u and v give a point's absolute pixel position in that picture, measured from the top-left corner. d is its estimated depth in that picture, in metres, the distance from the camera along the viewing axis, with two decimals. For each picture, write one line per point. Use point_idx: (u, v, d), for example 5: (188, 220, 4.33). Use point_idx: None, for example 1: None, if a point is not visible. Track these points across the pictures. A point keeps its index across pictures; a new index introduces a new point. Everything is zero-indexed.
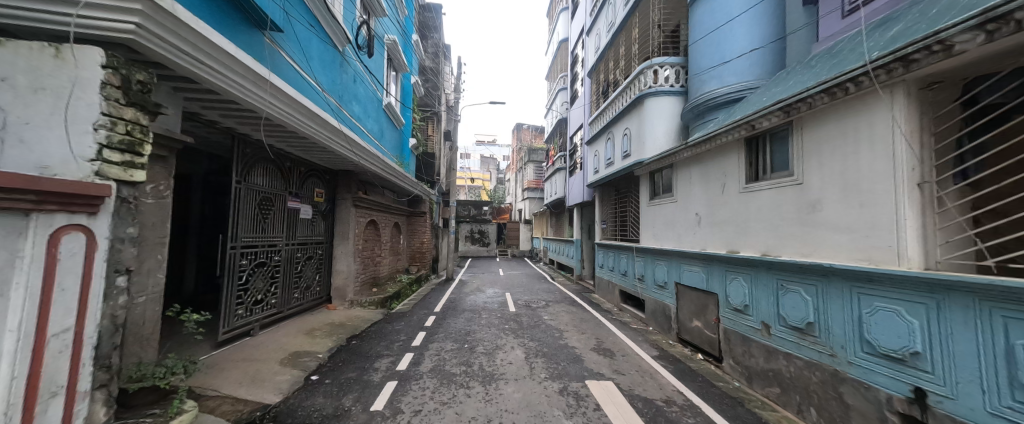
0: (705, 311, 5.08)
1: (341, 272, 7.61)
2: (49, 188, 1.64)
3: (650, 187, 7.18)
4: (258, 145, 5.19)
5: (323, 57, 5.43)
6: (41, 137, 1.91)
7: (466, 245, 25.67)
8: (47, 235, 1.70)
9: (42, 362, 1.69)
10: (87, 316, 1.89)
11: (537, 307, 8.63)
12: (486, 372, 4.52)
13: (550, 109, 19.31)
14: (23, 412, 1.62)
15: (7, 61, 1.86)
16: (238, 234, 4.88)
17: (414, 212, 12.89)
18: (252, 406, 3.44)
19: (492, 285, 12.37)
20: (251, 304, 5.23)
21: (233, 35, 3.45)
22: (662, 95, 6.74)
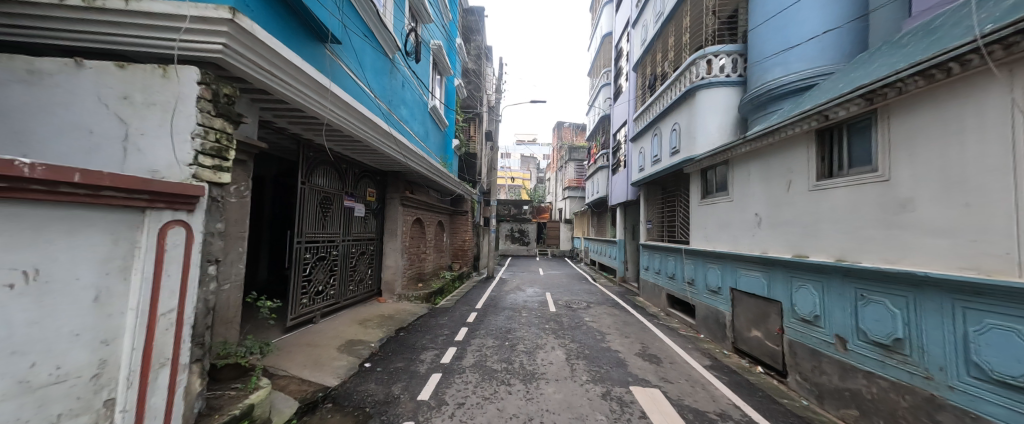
0: (766, 320, 4.67)
1: (390, 267, 8.06)
2: (158, 190, 1.92)
3: (702, 185, 6.77)
4: (320, 149, 5.66)
5: (375, 64, 5.77)
6: (152, 145, 2.28)
7: (506, 244, 25.96)
8: (157, 229, 1.99)
9: (154, 336, 1.99)
10: (186, 299, 2.18)
11: (578, 307, 8.49)
12: (527, 371, 4.54)
13: (593, 106, 18.84)
14: (140, 378, 1.92)
15: (129, 81, 2.28)
16: (303, 230, 5.37)
17: (457, 211, 13.28)
18: (315, 387, 3.77)
19: (532, 284, 12.38)
20: (314, 294, 5.73)
21: (300, 49, 3.79)
22: (716, 87, 6.29)
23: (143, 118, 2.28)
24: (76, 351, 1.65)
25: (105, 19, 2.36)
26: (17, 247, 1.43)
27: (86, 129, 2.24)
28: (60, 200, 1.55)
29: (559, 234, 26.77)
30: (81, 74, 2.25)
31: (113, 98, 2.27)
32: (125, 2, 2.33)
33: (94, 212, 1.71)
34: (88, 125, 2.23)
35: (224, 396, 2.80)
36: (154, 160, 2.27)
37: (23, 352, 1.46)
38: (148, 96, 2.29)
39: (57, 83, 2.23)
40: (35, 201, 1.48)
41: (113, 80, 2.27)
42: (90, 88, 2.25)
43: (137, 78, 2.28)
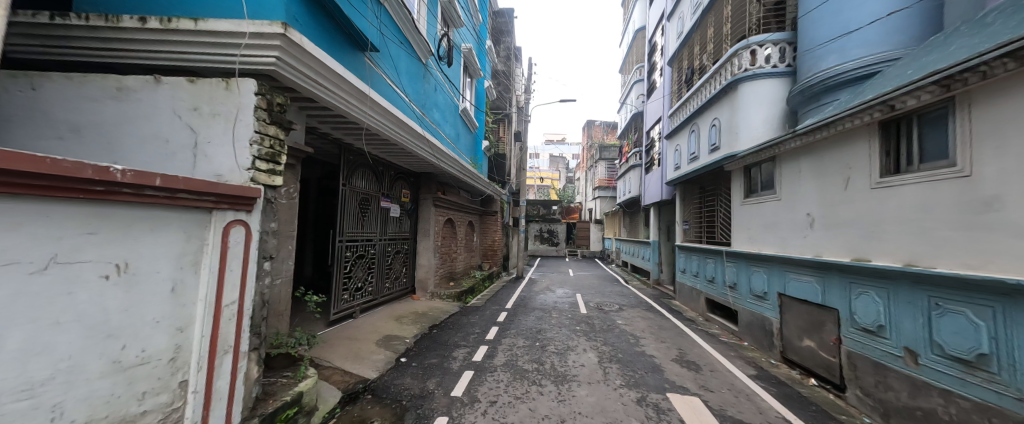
0: (821, 329, 4.32)
1: (423, 266, 8.32)
2: (223, 192, 2.11)
3: (745, 183, 6.38)
4: (359, 153, 5.94)
5: (410, 69, 5.97)
6: (217, 152, 2.52)
7: (535, 244, 25.90)
8: (221, 227, 2.18)
9: (220, 325, 2.19)
10: (246, 292, 2.39)
11: (609, 310, 8.29)
12: (559, 372, 4.51)
13: (625, 103, 18.35)
14: (209, 362, 2.13)
15: (197, 94, 2.52)
16: (344, 230, 5.67)
17: (487, 211, 13.42)
18: (356, 378, 3.97)
19: (562, 285, 12.25)
20: (354, 290, 6.03)
21: (342, 59, 4.01)
22: (761, 79, 5.91)
23: (209, 127, 2.53)
24: (157, 337, 1.85)
25: (176, 38, 2.63)
26: (111, 243, 1.63)
27: (163, 138, 2.52)
28: (145, 202, 1.74)
29: (590, 235, 26.31)
30: (158, 89, 2.51)
31: (185, 110, 2.53)
32: (193, 22, 2.57)
33: (172, 213, 1.91)
34: (165, 135, 2.51)
35: (278, 383, 3.02)
36: (219, 165, 2.51)
37: (115, 336, 1.66)
38: (214, 106, 2.54)
39: (139, 97, 2.52)
40: (124, 203, 1.67)
41: (184, 93, 2.52)
42: (166, 100, 2.52)
43: (205, 91, 2.53)
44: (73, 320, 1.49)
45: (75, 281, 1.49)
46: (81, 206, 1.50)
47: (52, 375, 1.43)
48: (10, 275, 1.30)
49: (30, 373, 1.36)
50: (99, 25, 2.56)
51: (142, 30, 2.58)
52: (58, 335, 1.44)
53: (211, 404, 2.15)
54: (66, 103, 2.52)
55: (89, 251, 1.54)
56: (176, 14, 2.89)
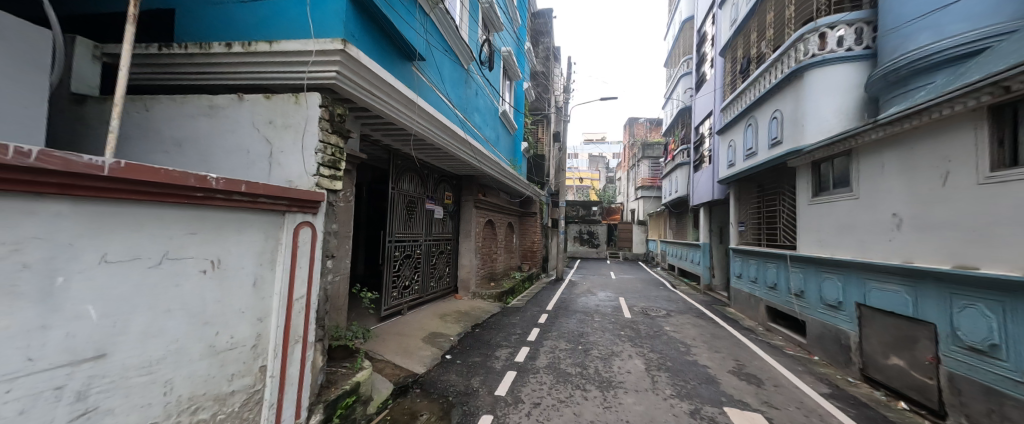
0: (913, 345, 3.78)
1: (465, 266, 8.53)
2: (294, 196, 2.33)
3: (814, 181, 5.77)
4: (406, 157, 6.23)
5: (453, 76, 6.16)
6: (288, 160, 2.79)
7: (575, 245, 25.48)
8: (293, 228, 2.41)
9: (291, 317, 2.42)
10: (312, 287, 2.61)
11: (656, 315, 7.92)
12: (604, 377, 4.39)
13: (670, 99, 17.48)
14: (283, 350, 2.36)
15: (272, 108, 2.82)
16: (393, 231, 5.97)
17: (526, 213, 13.45)
18: (405, 372, 4.17)
19: (604, 288, 11.92)
20: (402, 288, 6.34)
21: (393, 69, 4.24)
22: (833, 64, 5.32)
23: (282, 138, 2.80)
24: (242, 325, 2.09)
25: (255, 60, 2.96)
26: (208, 242, 1.86)
27: (245, 149, 2.84)
28: (234, 206, 1.97)
29: (633, 237, 25.35)
30: (241, 106, 2.84)
31: (262, 123, 2.83)
32: (268, 44, 2.87)
33: (255, 216, 2.14)
34: (246, 146, 2.83)
35: (338, 372, 3.27)
36: (290, 172, 2.78)
37: (210, 323, 1.89)
38: (285, 119, 2.81)
39: (225, 114, 2.87)
40: (216, 207, 1.89)
41: (261, 109, 2.82)
42: (247, 116, 2.84)
43: (279, 106, 2.81)
44: (180, 308, 1.73)
45: (179, 275, 1.72)
46: (187, 210, 1.74)
47: (164, 355, 1.67)
48: (134, 268, 1.53)
49: (147, 352, 1.60)
50: (195, 53, 2.95)
51: (228, 54, 2.93)
52: (168, 321, 1.68)
53: (284, 388, 2.38)
54: (171, 121, 2.93)
55: (191, 249, 1.78)
56: (253, 38, 3.24)
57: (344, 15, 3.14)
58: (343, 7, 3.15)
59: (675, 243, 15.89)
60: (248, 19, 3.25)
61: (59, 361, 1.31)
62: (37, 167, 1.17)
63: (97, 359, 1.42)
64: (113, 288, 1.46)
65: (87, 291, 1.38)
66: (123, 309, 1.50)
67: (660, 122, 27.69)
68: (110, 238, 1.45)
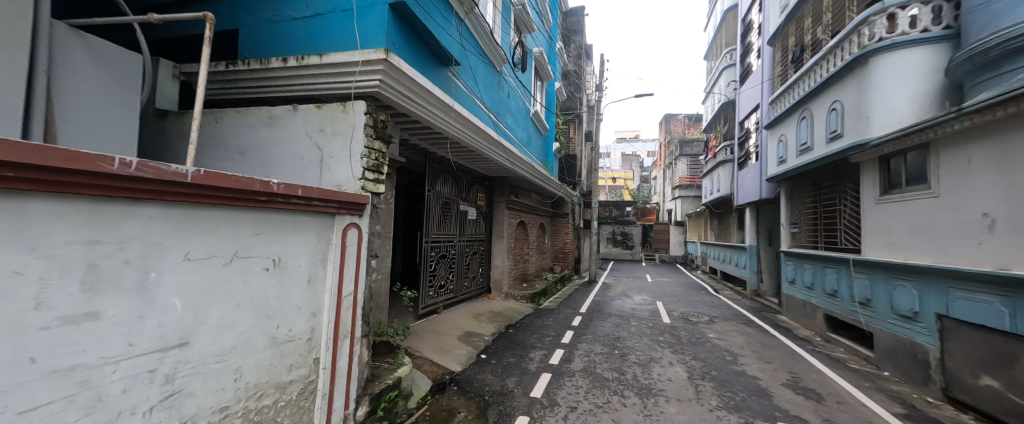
0: (1011, 364, 3.31)
1: (498, 266, 8.59)
2: (343, 199, 2.47)
3: (882, 177, 5.22)
4: (441, 160, 6.39)
5: (486, 79, 6.25)
6: (337, 165, 2.97)
7: (608, 247, 24.83)
8: (342, 229, 2.56)
9: (341, 313, 2.56)
10: (358, 285, 2.75)
11: (698, 321, 7.52)
12: (643, 384, 4.24)
13: (711, 93, 16.62)
14: (333, 344, 2.51)
15: (323, 117, 3.01)
16: (429, 231, 6.14)
17: (558, 213, 13.31)
18: (442, 370, 4.27)
19: (640, 291, 11.51)
20: (438, 288, 6.49)
21: (430, 75, 4.37)
22: (903, 48, 4.76)
23: (332, 145, 2.98)
24: (299, 319, 2.25)
25: (307, 72, 3.18)
26: (270, 242, 2.03)
27: (299, 156, 3.06)
28: (292, 209, 2.13)
29: (670, 238, 24.28)
30: (296, 115, 3.06)
31: (314, 131, 3.04)
32: (319, 57, 3.07)
33: (310, 217, 2.29)
34: (300, 153, 3.05)
35: (382, 367, 3.42)
36: (339, 177, 2.96)
37: (272, 317, 2.06)
38: (335, 127, 2.99)
39: (283, 124, 3.11)
40: (277, 210, 2.05)
41: (313, 117, 3.03)
42: (301, 125, 3.06)
43: (329, 115, 3.00)
44: (248, 302, 1.89)
45: (247, 271, 1.89)
46: (253, 212, 1.90)
47: (235, 344, 1.84)
48: (211, 265, 1.70)
49: (221, 342, 1.77)
50: (256, 68, 3.22)
51: (284, 68, 3.17)
52: (238, 314, 1.85)
53: (335, 379, 2.53)
54: (236, 132, 3.22)
55: (257, 248, 1.94)
56: (305, 51, 3.49)
57: (386, 27, 3.30)
58: (386, 18, 3.31)
59: (716, 246, 15.05)
60: (301, 35, 3.51)
61: (152, 347, 1.48)
62: (133, 176, 1.34)
63: (182, 346, 1.59)
64: (194, 283, 1.63)
65: (175, 285, 1.55)
66: (202, 302, 1.67)
67: (699, 117, 26.34)
68: (191, 239, 1.61)
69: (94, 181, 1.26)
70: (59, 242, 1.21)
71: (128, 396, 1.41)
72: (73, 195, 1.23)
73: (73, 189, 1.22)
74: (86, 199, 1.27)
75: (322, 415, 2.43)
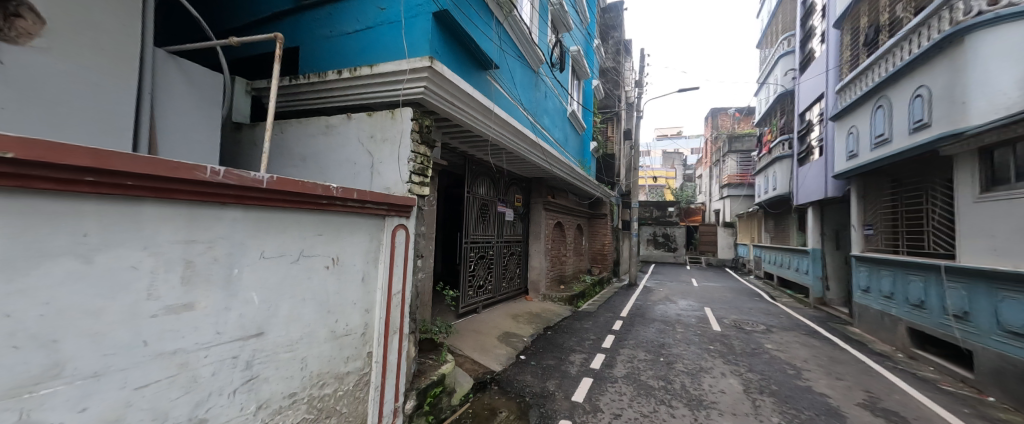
0: None
1: (535, 268, 8.56)
2: (393, 202, 2.60)
3: (984, 171, 4.51)
4: (480, 163, 6.47)
5: (524, 80, 6.27)
6: (386, 169, 3.13)
7: (649, 249, 23.76)
8: (392, 230, 2.69)
9: (390, 310, 2.69)
10: (406, 284, 2.88)
11: (753, 330, 6.96)
12: (693, 395, 4.01)
13: (765, 84, 15.41)
14: (384, 339, 2.65)
15: (373, 124, 3.20)
16: (469, 232, 6.24)
17: (596, 214, 12.98)
18: (483, 369, 4.33)
19: (685, 296, 10.89)
20: (477, 287, 6.58)
21: (471, 79, 4.47)
22: (1009, 22, 4.06)
23: (381, 151, 3.15)
24: (355, 315, 2.39)
25: (360, 83, 3.39)
26: (330, 241, 2.18)
27: (353, 161, 3.27)
28: (349, 211, 2.28)
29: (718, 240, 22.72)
30: (350, 123, 3.28)
31: (365, 138, 3.23)
32: (369, 68, 3.27)
33: (364, 219, 2.44)
34: (353, 159, 3.26)
35: (427, 363, 3.55)
36: (388, 180, 3.11)
37: (332, 312, 2.21)
38: (384, 133, 3.16)
39: (339, 132, 3.33)
40: (336, 212, 2.20)
41: (364, 125, 3.23)
42: (354, 132, 3.27)
43: (379, 122, 3.18)
44: (311, 298, 2.05)
45: (310, 269, 2.04)
46: (317, 214, 2.06)
47: (301, 336, 2.00)
48: (281, 262, 1.86)
49: (290, 333, 1.94)
50: (315, 82, 3.49)
51: (339, 80, 3.41)
52: (304, 308, 2.01)
53: (385, 373, 2.66)
54: (299, 140, 3.51)
55: (319, 248, 2.10)
56: (357, 63, 3.72)
57: (429, 35, 3.43)
58: (430, 27, 3.44)
59: (772, 249, 13.89)
60: (353, 48, 3.74)
61: (235, 336, 1.65)
62: (220, 183, 1.51)
63: (258, 336, 1.76)
64: (268, 278, 1.80)
65: (253, 280, 1.73)
66: (274, 296, 1.84)
67: (751, 111, 24.47)
68: (265, 239, 1.78)
69: (190, 188, 1.43)
70: (165, 241, 1.38)
71: (216, 379, 1.59)
72: (174, 200, 1.40)
73: (175, 194, 1.39)
74: (185, 204, 1.44)
75: (374, 405, 2.57)
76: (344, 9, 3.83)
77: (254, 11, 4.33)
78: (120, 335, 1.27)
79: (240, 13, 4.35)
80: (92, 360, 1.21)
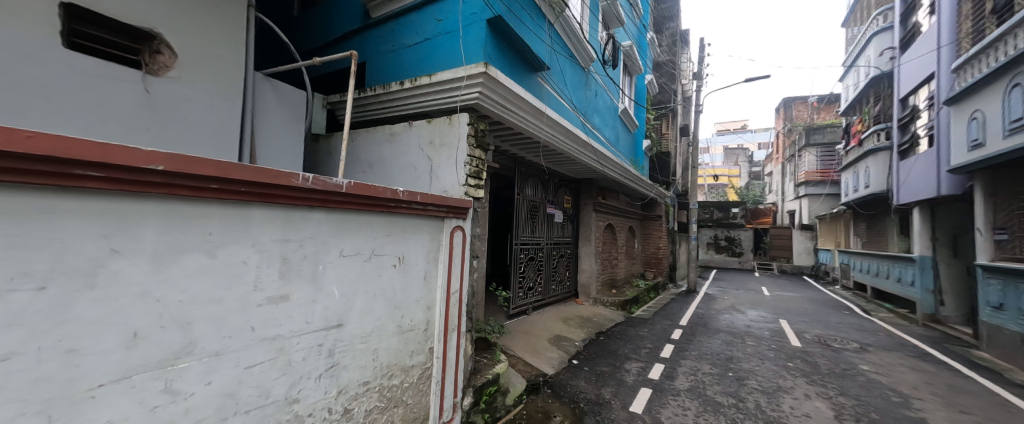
0: None
1: (585, 271, 8.34)
2: (451, 204, 2.70)
3: None
4: (529, 165, 6.47)
5: (575, 80, 6.18)
6: (443, 172, 3.28)
7: (710, 253, 21.95)
8: (450, 231, 2.80)
9: (449, 308, 2.80)
10: (462, 283, 2.97)
11: (842, 348, 6.09)
12: (771, 416, 3.63)
13: (853, 67, 13.51)
14: (442, 337, 2.76)
15: (432, 130, 3.38)
16: (519, 234, 6.25)
17: (649, 216, 12.33)
18: (536, 371, 4.32)
19: (755, 306, 9.86)
20: (527, 289, 6.57)
21: (523, 82, 4.49)
22: None
23: (440, 155, 3.31)
24: (418, 311, 2.53)
25: (420, 92, 3.59)
26: (397, 241, 2.32)
27: (414, 166, 3.47)
28: (413, 213, 2.41)
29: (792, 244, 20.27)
30: (411, 131, 3.49)
31: (425, 144, 3.42)
32: (428, 78, 3.44)
33: (426, 220, 2.56)
34: (414, 164, 3.46)
35: (482, 361, 3.63)
36: (446, 183, 3.26)
37: (399, 308, 2.36)
38: (442, 139, 3.31)
39: (401, 140, 3.56)
40: (402, 214, 2.35)
41: (424, 131, 3.42)
42: (415, 139, 3.47)
43: (438, 128, 3.34)
44: (381, 294, 2.21)
45: (380, 267, 2.20)
46: (385, 216, 2.21)
47: (372, 329, 2.16)
48: (356, 260, 2.03)
49: (364, 326, 2.10)
50: (380, 93, 3.77)
51: (401, 90, 3.64)
52: (375, 303, 2.17)
53: (445, 369, 2.77)
54: (365, 147, 3.80)
55: (387, 247, 2.25)
56: (417, 74, 3.95)
57: (485, 42, 3.53)
58: (485, 33, 3.54)
59: (863, 255, 12.08)
60: (414, 59, 3.98)
61: (320, 326, 1.84)
62: (309, 188, 1.68)
63: (338, 327, 1.94)
64: (347, 275, 1.97)
65: (335, 276, 1.90)
66: (352, 291, 2.01)
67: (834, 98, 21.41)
68: (345, 239, 1.96)
69: (286, 193, 1.62)
70: (267, 240, 1.58)
71: (306, 364, 1.77)
72: (275, 204, 1.60)
73: (275, 199, 1.58)
74: (283, 207, 1.64)
75: (436, 399, 2.69)
76: (406, 24, 4.09)
77: (328, 33, 4.80)
78: (234, 320, 1.47)
79: (318, 36, 4.86)
80: (215, 341, 1.42)
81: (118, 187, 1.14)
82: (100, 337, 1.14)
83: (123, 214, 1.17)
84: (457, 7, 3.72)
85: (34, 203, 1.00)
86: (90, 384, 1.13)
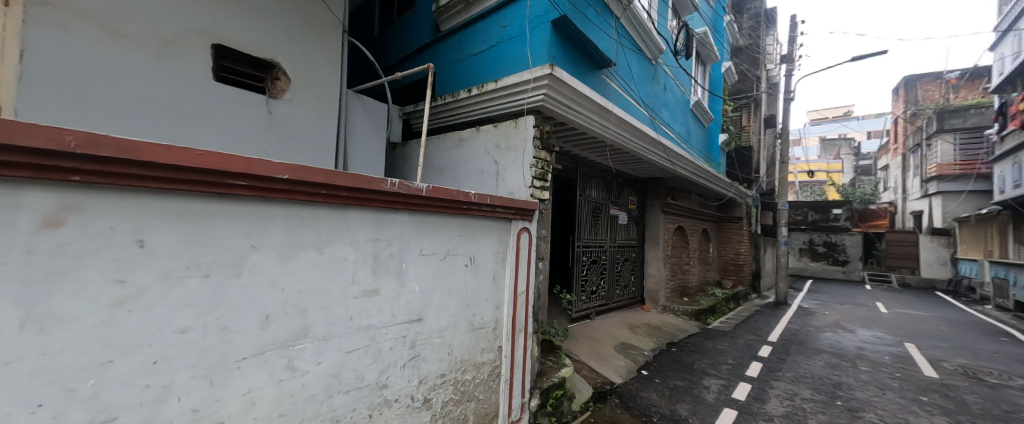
0: None
1: (653, 276, 7.84)
2: (517, 206, 2.73)
3: None
4: (592, 165, 6.28)
5: (642, 74, 5.86)
6: (510, 175, 3.35)
7: (804, 261, 19.02)
8: (517, 232, 2.84)
9: (516, 308, 2.85)
10: (528, 284, 2.99)
11: (1001, 385, 4.82)
12: None
13: (1010, 29, 10.71)
14: (510, 336, 2.81)
15: (499, 134, 3.47)
16: (581, 236, 6.10)
17: (725, 218, 11.14)
18: (602, 378, 4.16)
19: (869, 325, 8.28)
20: (590, 293, 6.38)
21: (588, 81, 4.38)
22: None
23: (506, 158, 3.39)
24: (487, 310, 2.60)
25: (486, 98, 3.72)
26: (468, 241, 2.42)
27: (481, 170, 3.60)
28: (484, 214, 2.50)
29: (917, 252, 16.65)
30: (479, 136, 3.64)
31: (492, 148, 3.53)
32: (495, 83, 3.56)
33: (494, 222, 2.64)
34: (482, 167, 3.59)
35: (547, 364, 3.63)
36: (512, 185, 3.32)
37: (470, 306, 2.46)
38: (509, 142, 3.39)
39: (470, 145, 3.72)
40: (473, 215, 2.44)
41: (491, 136, 3.53)
42: (483, 143, 3.60)
43: (505, 132, 3.43)
44: (455, 292, 2.33)
45: (454, 266, 2.32)
46: (458, 217, 2.32)
47: (447, 325, 2.28)
48: (433, 258, 2.17)
49: (440, 321, 2.23)
50: (449, 101, 4.00)
51: (469, 97, 3.82)
52: (450, 300, 2.30)
53: (512, 368, 2.82)
54: (436, 153, 4.04)
55: (460, 247, 2.36)
56: (483, 80, 4.10)
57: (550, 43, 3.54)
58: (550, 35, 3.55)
59: None
60: (480, 66, 4.14)
61: (404, 319, 1.99)
62: (396, 192, 1.84)
63: (418, 321, 2.09)
64: (426, 272, 2.12)
65: (416, 272, 2.06)
66: (430, 288, 2.15)
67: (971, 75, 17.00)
68: (424, 238, 2.10)
69: (377, 197, 1.79)
70: (363, 239, 1.77)
71: (392, 352, 1.94)
72: (368, 206, 1.78)
73: (369, 202, 1.76)
74: (375, 209, 1.82)
75: (505, 397, 2.75)
76: (474, 33, 4.27)
77: (403, 49, 5.23)
78: (337, 310, 1.68)
79: (395, 52, 5.32)
80: (323, 327, 1.63)
81: (257, 193, 1.36)
82: (244, 319, 1.38)
83: (260, 216, 1.40)
84: (523, 11, 3.78)
85: (201, 207, 1.25)
86: (238, 356, 1.37)
